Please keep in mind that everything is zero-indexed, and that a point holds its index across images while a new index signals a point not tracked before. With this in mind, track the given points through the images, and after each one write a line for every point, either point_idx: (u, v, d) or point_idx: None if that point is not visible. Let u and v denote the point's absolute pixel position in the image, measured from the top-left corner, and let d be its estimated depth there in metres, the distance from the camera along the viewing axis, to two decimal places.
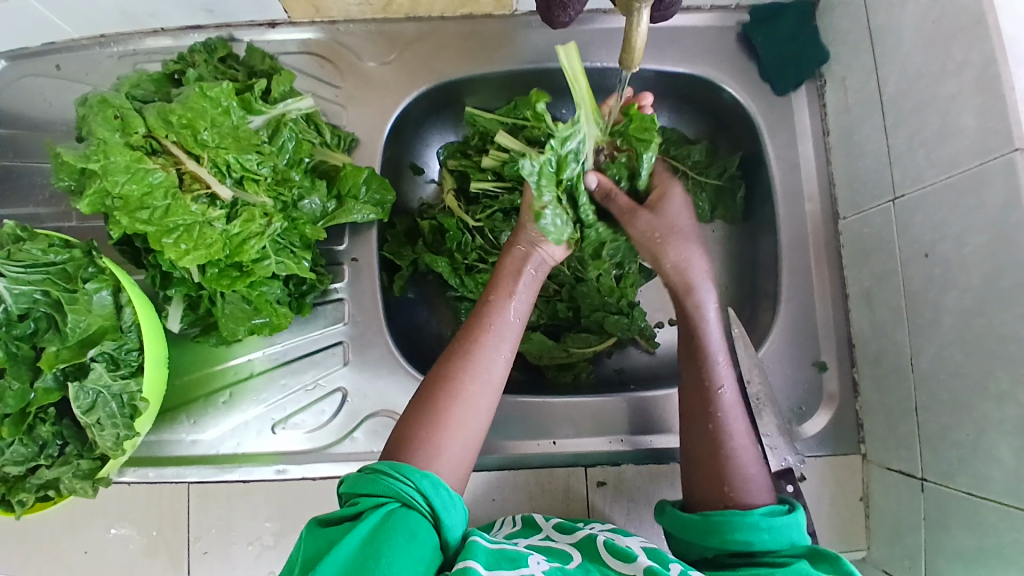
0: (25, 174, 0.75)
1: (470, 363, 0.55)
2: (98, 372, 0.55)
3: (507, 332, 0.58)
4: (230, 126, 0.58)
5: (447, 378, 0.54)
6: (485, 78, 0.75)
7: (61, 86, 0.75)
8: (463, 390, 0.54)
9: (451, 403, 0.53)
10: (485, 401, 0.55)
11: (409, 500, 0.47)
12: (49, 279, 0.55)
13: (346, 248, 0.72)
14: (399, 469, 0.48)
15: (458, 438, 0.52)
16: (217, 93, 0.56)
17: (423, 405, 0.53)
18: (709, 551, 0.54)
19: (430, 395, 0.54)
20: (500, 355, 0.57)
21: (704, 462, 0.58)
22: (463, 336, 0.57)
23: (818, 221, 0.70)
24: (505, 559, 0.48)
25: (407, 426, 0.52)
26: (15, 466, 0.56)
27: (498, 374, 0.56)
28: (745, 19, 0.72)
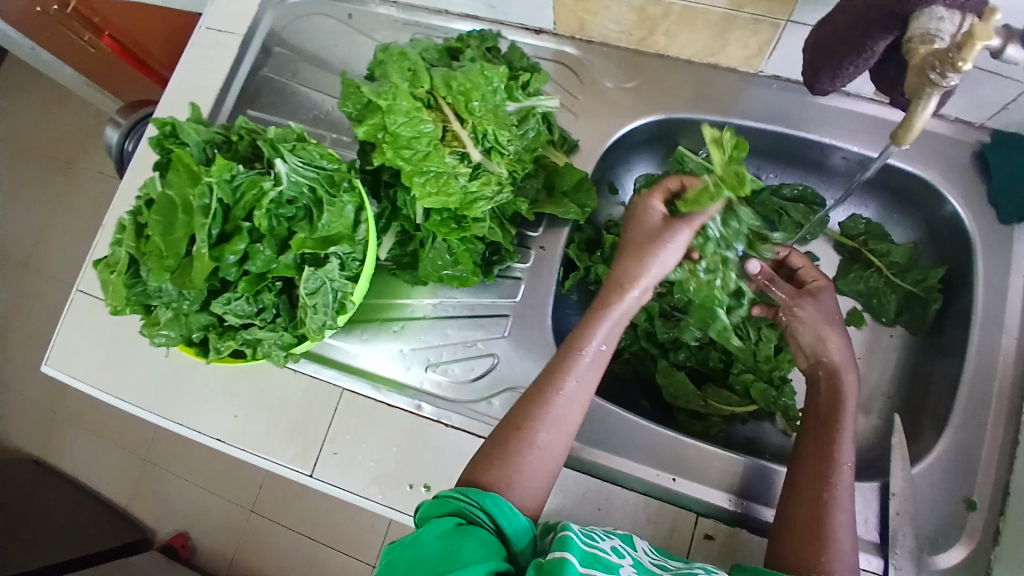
0: (293, 93, 0.89)
1: (539, 409, 0.60)
2: (332, 267, 0.63)
3: (588, 377, 0.63)
4: (495, 104, 0.66)
5: (522, 425, 0.60)
6: (707, 123, 0.79)
7: (344, 30, 0.88)
8: (536, 436, 0.59)
9: (524, 448, 0.58)
10: (559, 443, 0.60)
11: (473, 517, 0.52)
12: (317, 180, 0.63)
13: (537, 236, 0.78)
14: (466, 495, 0.54)
15: (529, 476, 0.58)
16: (495, 74, 0.66)
17: (498, 445, 0.59)
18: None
19: (504, 439, 0.59)
20: (579, 400, 0.62)
21: (802, 527, 0.58)
22: (542, 387, 0.62)
23: (1010, 360, 0.67)
24: (599, 563, 0.51)
25: (481, 463, 0.58)
26: (236, 319, 0.62)
27: (573, 416, 0.61)
28: (985, 139, 0.72)
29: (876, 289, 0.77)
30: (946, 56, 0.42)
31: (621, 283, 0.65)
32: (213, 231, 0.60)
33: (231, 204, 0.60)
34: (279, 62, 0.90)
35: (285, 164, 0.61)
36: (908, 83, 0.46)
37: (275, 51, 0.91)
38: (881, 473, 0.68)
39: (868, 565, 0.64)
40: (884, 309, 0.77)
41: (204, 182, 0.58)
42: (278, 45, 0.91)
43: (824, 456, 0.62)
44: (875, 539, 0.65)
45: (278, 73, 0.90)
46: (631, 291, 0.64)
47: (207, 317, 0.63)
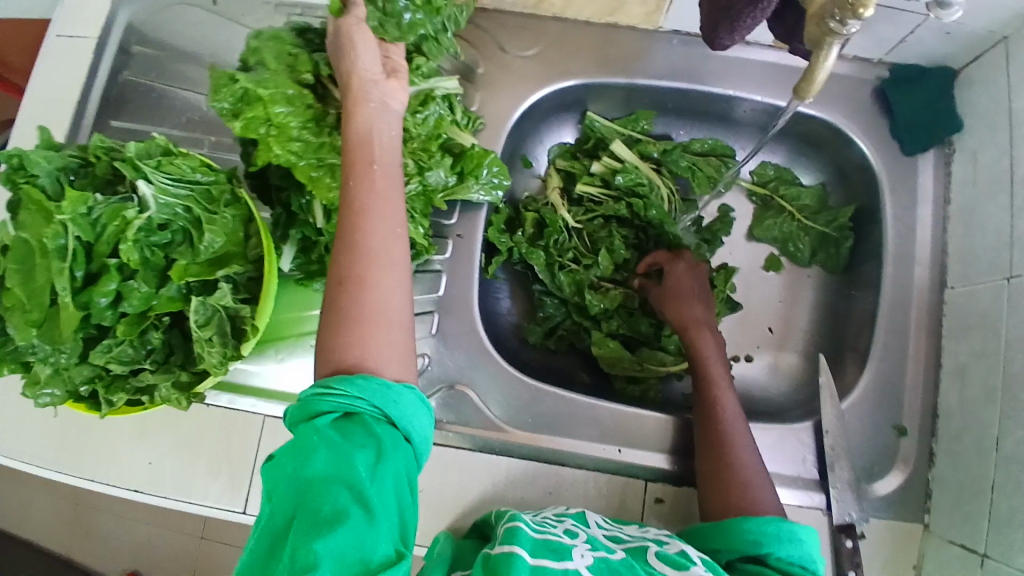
0: (164, 96, 0.78)
1: (359, 248, 0.49)
2: (223, 292, 0.57)
3: (393, 215, 0.52)
4: None
5: (347, 272, 0.49)
6: (615, 86, 0.77)
7: (213, 20, 0.79)
8: (373, 278, 0.49)
9: (364, 295, 0.48)
10: (399, 280, 0.50)
11: (362, 411, 0.46)
12: (192, 197, 0.58)
13: (453, 223, 0.74)
14: (331, 394, 0.46)
15: (384, 331, 0.48)
16: None
17: (340, 301, 0.49)
18: (718, 555, 0.55)
19: (340, 298, 0.49)
20: (396, 233, 0.52)
21: (714, 480, 0.60)
22: (351, 272, 0.49)
23: (923, 287, 0.70)
24: (550, 549, 0.51)
25: (331, 331, 0.48)
26: (120, 365, 0.58)
27: (400, 248, 0.51)
28: (884, 75, 0.73)
29: (791, 234, 0.78)
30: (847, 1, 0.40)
31: (356, 141, 0.53)
32: (77, 273, 0.55)
33: (93, 240, 0.55)
34: (142, 63, 0.79)
35: (150, 185, 0.56)
36: (808, 31, 0.44)
37: (136, 50, 0.80)
38: (813, 412, 0.70)
39: (811, 501, 0.66)
40: (799, 253, 0.78)
41: (57, 221, 0.53)
42: (139, 44, 0.80)
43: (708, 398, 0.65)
44: (815, 476, 0.67)
45: (143, 75, 0.79)
46: (374, 164, 0.53)
47: (89, 368, 0.58)
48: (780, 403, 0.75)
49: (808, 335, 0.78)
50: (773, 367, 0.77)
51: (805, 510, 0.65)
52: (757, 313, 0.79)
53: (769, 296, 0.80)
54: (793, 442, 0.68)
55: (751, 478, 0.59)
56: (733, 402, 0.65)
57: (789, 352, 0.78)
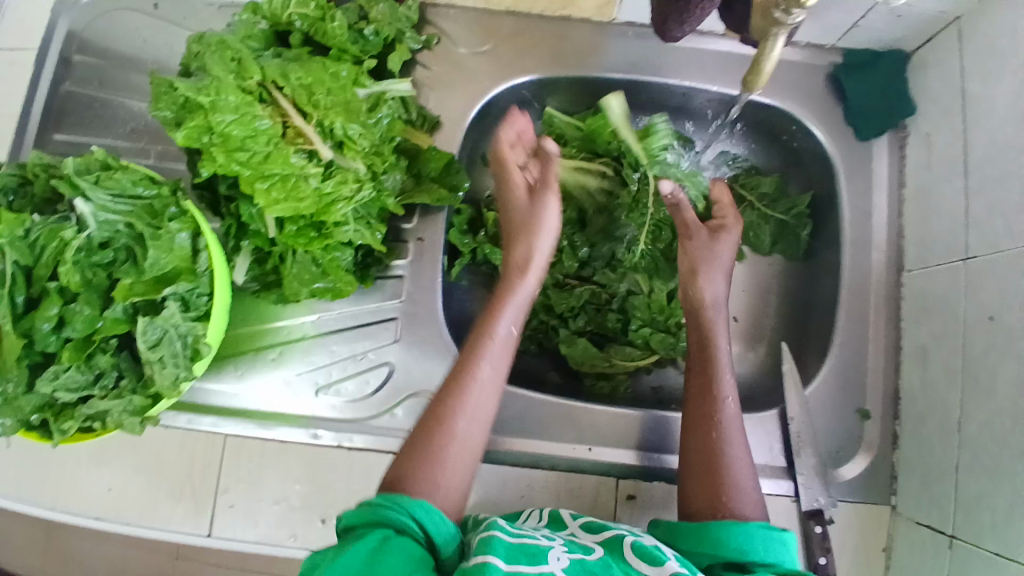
0: (107, 106, 0.75)
1: (462, 394, 0.57)
2: (171, 311, 0.55)
3: (501, 361, 0.60)
4: (344, 98, 0.60)
5: (440, 416, 0.56)
6: (571, 81, 0.76)
7: (155, 24, 0.75)
8: (456, 426, 0.55)
9: (444, 439, 0.54)
10: (477, 432, 0.56)
11: (405, 527, 0.48)
12: (134, 213, 0.56)
13: (413, 227, 0.72)
14: (399, 502, 0.49)
15: (451, 471, 0.53)
16: (337, 67, 0.61)
17: (420, 443, 0.54)
18: (704, 559, 0.53)
19: (424, 435, 0.55)
20: (495, 383, 0.59)
21: (702, 473, 0.59)
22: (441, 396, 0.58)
23: (882, 272, 0.71)
24: (525, 555, 0.48)
25: (402, 465, 0.53)
26: (69, 393, 0.56)
27: (492, 403, 0.58)
28: (838, 61, 0.73)
29: (751, 223, 0.78)
30: None
31: (519, 264, 0.66)
32: (18, 297, 0.54)
33: (31, 263, 0.54)
34: (83, 72, 0.76)
35: (88, 203, 0.54)
36: (755, 22, 0.44)
37: (76, 59, 0.76)
38: (780, 400, 0.71)
39: (779, 489, 0.67)
40: (760, 241, 0.78)
41: None
42: (79, 51, 0.76)
43: (705, 394, 0.63)
44: (783, 465, 0.68)
45: (85, 84, 0.76)
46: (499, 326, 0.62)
47: (37, 398, 0.55)
48: (748, 392, 0.75)
49: (774, 322, 0.78)
50: (741, 356, 0.78)
51: (775, 497, 0.67)
52: None
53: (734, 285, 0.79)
54: (760, 431, 0.69)
55: (730, 457, 0.59)
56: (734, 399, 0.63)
57: (756, 341, 0.78)
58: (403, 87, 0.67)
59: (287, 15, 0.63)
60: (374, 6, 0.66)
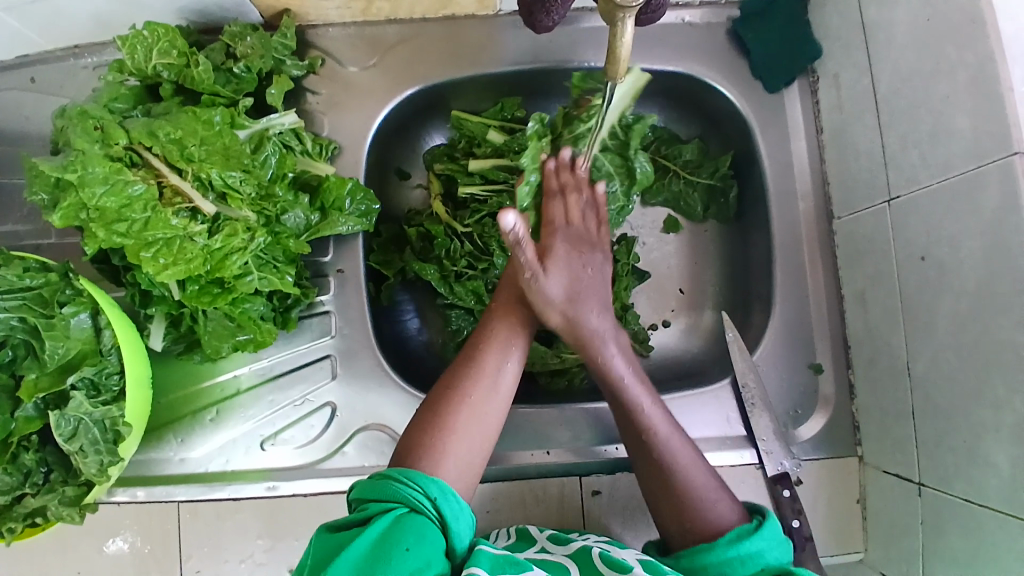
0: (2, 191, 0.73)
1: (477, 371, 0.57)
2: (79, 400, 0.54)
3: (517, 341, 0.60)
4: (220, 144, 0.57)
5: (453, 387, 0.56)
6: (470, 80, 0.73)
7: (33, 98, 0.72)
8: (467, 398, 0.55)
9: (455, 410, 0.54)
10: (492, 407, 0.56)
11: (418, 506, 0.47)
12: (25, 305, 0.54)
13: (331, 259, 0.70)
14: (409, 475, 0.49)
15: (462, 442, 0.53)
16: (209, 115, 0.57)
17: (429, 410, 0.55)
18: (698, 572, 0.50)
19: (435, 404, 0.55)
20: (511, 362, 0.59)
21: (658, 497, 0.56)
22: (454, 373, 0.57)
23: (811, 223, 0.69)
24: (509, 564, 0.46)
25: (414, 436, 0.54)
26: (0, 496, 0.55)
27: (509, 379, 0.58)
28: (735, 13, 0.70)
29: (680, 192, 0.75)
30: None
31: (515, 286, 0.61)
32: None
33: None
34: None
35: None
36: (599, 6, 0.41)
37: None
38: (730, 369, 0.69)
39: (743, 459, 0.65)
40: (692, 209, 0.75)
41: None
42: None
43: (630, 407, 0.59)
44: (742, 432, 0.67)
45: None
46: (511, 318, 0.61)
47: None
48: (700, 365, 0.74)
49: (717, 288, 0.76)
50: (689, 329, 0.76)
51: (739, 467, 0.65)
52: (664, 277, 0.77)
53: (672, 258, 0.77)
54: (713, 404, 0.67)
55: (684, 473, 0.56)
56: (660, 407, 0.59)
57: (701, 311, 0.76)
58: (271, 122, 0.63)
59: (151, 67, 0.60)
60: (240, 41, 0.64)
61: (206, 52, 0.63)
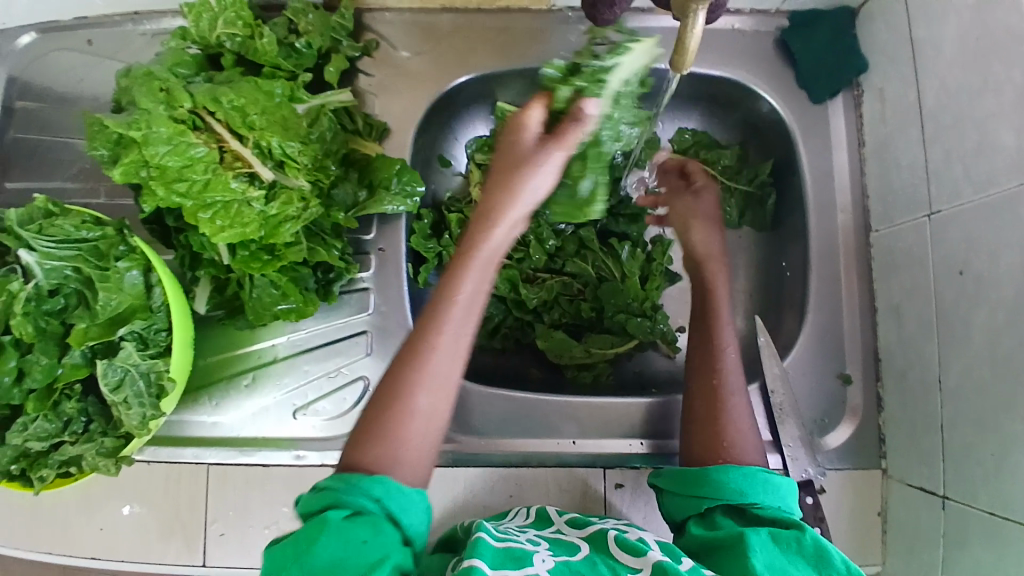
0: (53, 149, 0.74)
1: (420, 361, 0.48)
2: (128, 351, 0.56)
3: (467, 318, 0.49)
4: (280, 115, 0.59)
5: (395, 386, 0.48)
6: (520, 72, 0.74)
7: (90, 61, 0.74)
8: (415, 400, 0.47)
9: (403, 412, 0.47)
10: (442, 403, 0.48)
11: (364, 510, 0.44)
12: (80, 255, 0.55)
13: (373, 238, 0.71)
14: (351, 481, 0.45)
15: (416, 447, 0.47)
16: (271, 85, 0.59)
17: (374, 415, 0.48)
18: (701, 505, 0.53)
19: (381, 405, 0.48)
20: (458, 353, 0.49)
21: (701, 424, 0.58)
22: (396, 364, 0.49)
23: (849, 234, 0.70)
24: (511, 559, 0.47)
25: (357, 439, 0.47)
26: (38, 442, 0.55)
27: (456, 367, 0.49)
28: (783, 24, 0.72)
29: None
30: None
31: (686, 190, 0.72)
32: None
33: None
34: (24, 117, 0.75)
35: (32, 252, 0.54)
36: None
37: (18, 106, 0.74)
38: (760, 374, 0.70)
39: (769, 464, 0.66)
40: (728, 215, 0.76)
41: None
42: (20, 97, 0.74)
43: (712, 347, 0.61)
44: (769, 437, 0.67)
45: (27, 129, 0.75)
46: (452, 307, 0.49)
47: (11, 449, 0.55)
48: None
49: (748, 294, 0.77)
50: None
51: None
52: None
53: None
54: None
55: (731, 396, 0.59)
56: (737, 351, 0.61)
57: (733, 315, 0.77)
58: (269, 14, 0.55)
59: (215, 37, 0.61)
60: (302, 17, 0.66)
61: (270, 26, 0.65)
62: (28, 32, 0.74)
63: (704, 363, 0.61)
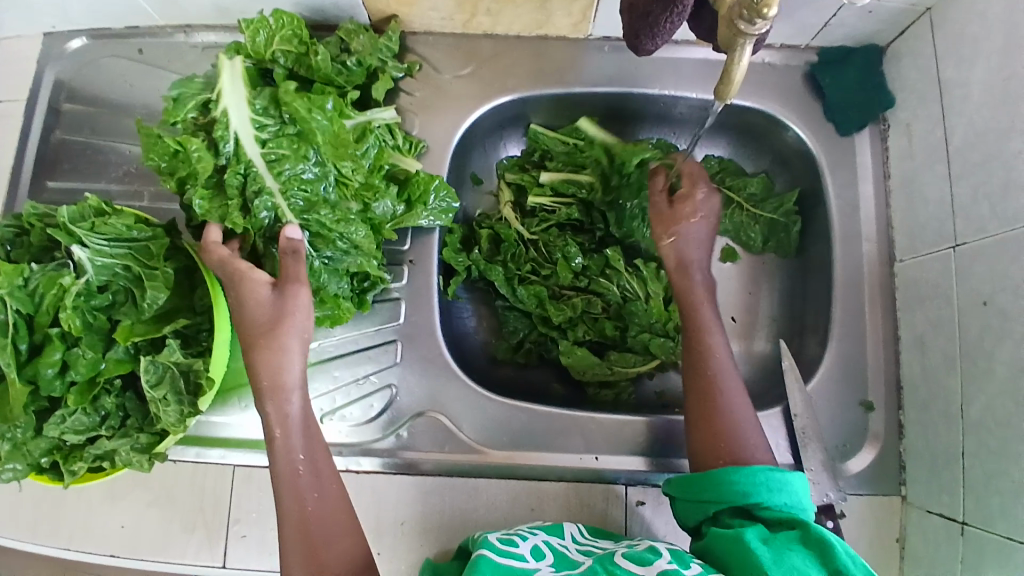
0: (100, 151, 0.77)
1: (301, 549, 0.53)
2: (172, 348, 0.57)
3: (310, 458, 0.57)
4: (334, 134, 0.61)
5: (297, 542, 0.54)
6: (555, 98, 0.77)
7: (141, 69, 0.76)
8: (287, 544, 0.54)
9: (309, 539, 0.54)
10: (341, 544, 0.54)
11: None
12: (130, 254, 0.57)
13: (407, 249, 0.73)
14: None
15: (332, 550, 0.54)
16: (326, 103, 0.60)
17: (292, 547, 0.54)
18: (708, 508, 0.55)
19: (288, 557, 0.54)
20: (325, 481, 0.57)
21: (702, 431, 0.61)
22: (285, 557, 0.54)
23: (873, 264, 0.71)
24: None
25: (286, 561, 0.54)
26: (76, 434, 0.56)
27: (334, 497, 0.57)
28: (813, 58, 0.74)
29: (742, 224, 0.78)
30: (750, 2, 0.41)
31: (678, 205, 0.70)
32: (20, 346, 0.55)
33: (32, 311, 0.55)
34: (74, 120, 0.77)
35: (84, 249, 0.55)
36: (720, 32, 0.45)
37: (65, 107, 0.77)
38: (782, 398, 0.71)
39: None
40: (752, 242, 0.78)
41: None
42: (67, 100, 0.78)
43: (701, 351, 0.65)
44: (791, 461, 0.68)
45: (76, 131, 0.77)
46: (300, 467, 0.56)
47: (46, 441, 0.56)
48: (751, 392, 0.75)
49: (772, 319, 0.78)
50: (741, 357, 0.78)
51: None
52: (721, 304, 0.79)
53: (729, 285, 0.80)
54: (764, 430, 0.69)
55: (721, 399, 0.62)
56: (727, 355, 0.64)
57: (755, 339, 0.78)
58: (236, 104, 0.59)
59: (270, 53, 0.64)
60: (354, 38, 0.69)
61: (323, 44, 0.67)
62: (82, 36, 0.77)
63: (697, 369, 0.64)
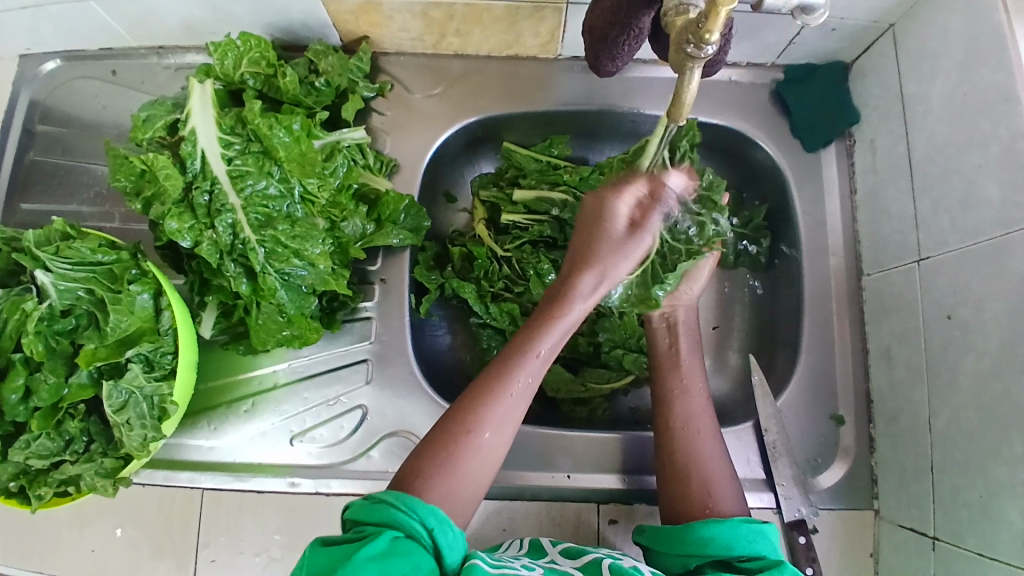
0: (72, 172, 0.77)
1: (476, 454, 0.54)
2: (135, 372, 0.57)
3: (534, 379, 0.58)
4: (299, 150, 0.61)
5: (447, 429, 0.55)
6: (523, 116, 0.78)
7: (114, 90, 0.77)
8: (480, 438, 0.55)
9: (467, 451, 0.54)
10: (498, 445, 0.56)
11: (412, 531, 0.48)
12: (93, 278, 0.56)
13: (378, 268, 0.73)
14: (403, 501, 0.49)
15: (467, 482, 0.54)
16: (290, 120, 0.61)
17: (429, 448, 0.54)
18: (689, 560, 0.55)
19: (434, 447, 0.54)
20: (525, 399, 0.58)
21: (675, 475, 0.61)
22: (466, 440, 0.54)
23: (841, 278, 0.72)
24: None
25: (419, 464, 0.53)
26: (39, 460, 0.56)
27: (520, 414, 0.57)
28: (779, 76, 0.75)
29: None
30: (696, 27, 0.42)
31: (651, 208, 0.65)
32: None
33: None
34: (47, 142, 0.77)
35: (48, 273, 0.55)
36: (671, 57, 0.45)
37: (39, 129, 0.77)
38: (753, 413, 0.71)
39: (762, 502, 0.66)
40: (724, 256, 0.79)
41: None
42: (41, 121, 0.77)
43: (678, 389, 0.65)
44: (763, 475, 0.68)
45: (49, 153, 0.77)
46: (520, 379, 0.57)
47: (13, 465, 0.56)
48: (723, 407, 0.75)
49: (744, 333, 0.79)
50: (713, 371, 0.78)
51: (757, 511, 0.66)
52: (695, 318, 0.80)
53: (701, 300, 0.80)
54: (735, 445, 0.69)
55: (700, 441, 0.62)
56: (707, 404, 0.65)
57: (728, 354, 0.78)
58: (204, 123, 0.59)
59: (238, 75, 0.64)
60: (322, 58, 0.69)
61: (291, 65, 0.68)
62: (55, 58, 0.77)
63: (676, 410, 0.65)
